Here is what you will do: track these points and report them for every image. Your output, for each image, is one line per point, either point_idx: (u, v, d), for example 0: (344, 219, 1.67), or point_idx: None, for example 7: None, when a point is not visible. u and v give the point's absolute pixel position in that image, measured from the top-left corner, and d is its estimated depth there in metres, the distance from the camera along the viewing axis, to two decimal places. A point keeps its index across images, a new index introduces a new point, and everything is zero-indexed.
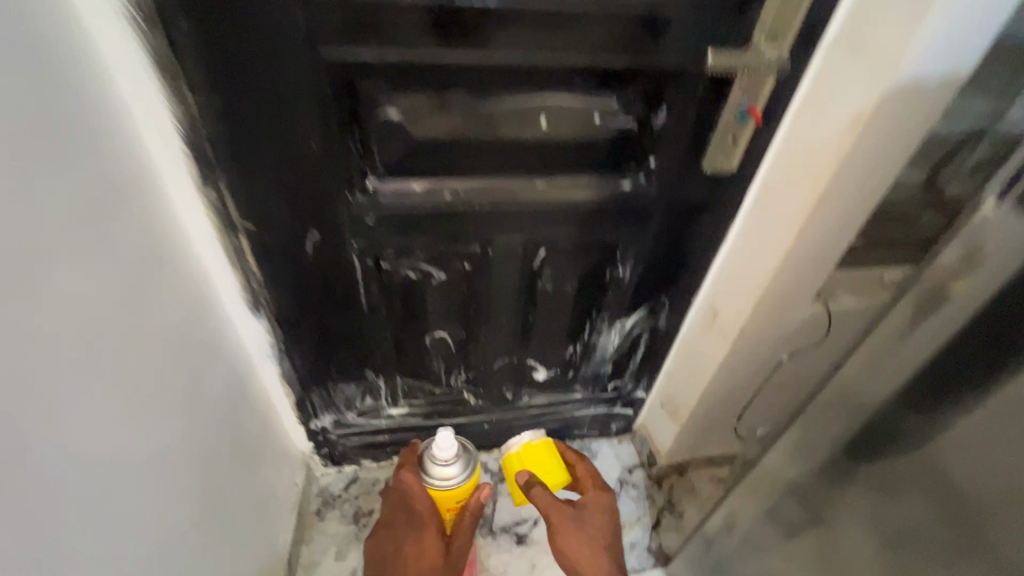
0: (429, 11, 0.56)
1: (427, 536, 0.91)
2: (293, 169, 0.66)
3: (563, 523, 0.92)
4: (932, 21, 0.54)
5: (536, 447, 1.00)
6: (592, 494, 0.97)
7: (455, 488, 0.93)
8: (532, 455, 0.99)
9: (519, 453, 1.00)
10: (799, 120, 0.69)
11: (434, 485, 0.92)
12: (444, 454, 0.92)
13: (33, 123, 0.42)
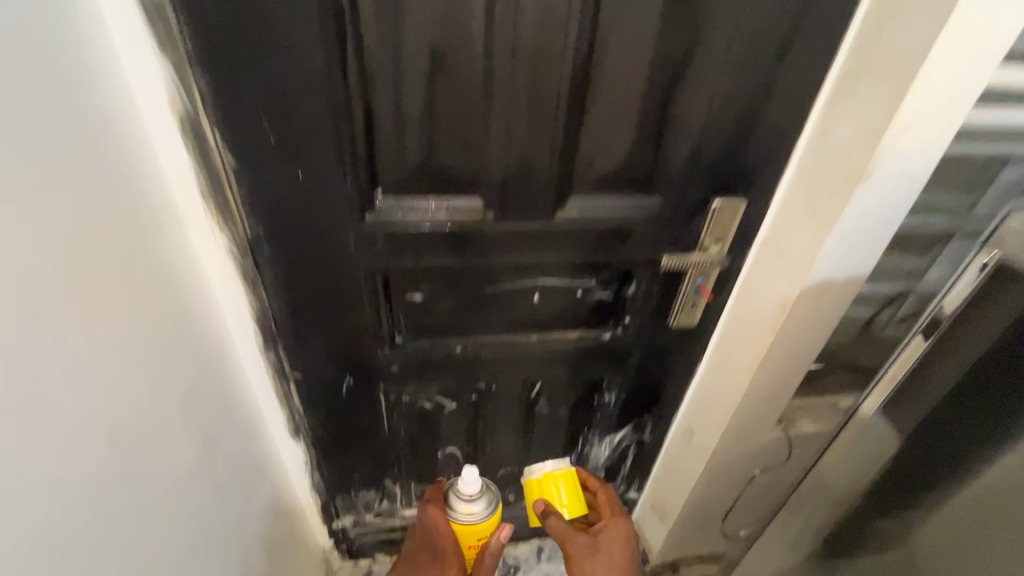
0: (446, 234, 0.74)
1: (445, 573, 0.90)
2: (336, 336, 0.83)
3: (580, 555, 0.91)
4: (827, 250, 0.70)
5: (557, 477, 0.98)
6: (614, 525, 0.96)
7: (477, 524, 0.93)
8: (552, 487, 0.97)
9: (537, 480, 0.98)
10: (743, 292, 0.85)
11: (455, 520, 0.93)
12: (466, 492, 0.93)
13: (178, 351, 0.60)
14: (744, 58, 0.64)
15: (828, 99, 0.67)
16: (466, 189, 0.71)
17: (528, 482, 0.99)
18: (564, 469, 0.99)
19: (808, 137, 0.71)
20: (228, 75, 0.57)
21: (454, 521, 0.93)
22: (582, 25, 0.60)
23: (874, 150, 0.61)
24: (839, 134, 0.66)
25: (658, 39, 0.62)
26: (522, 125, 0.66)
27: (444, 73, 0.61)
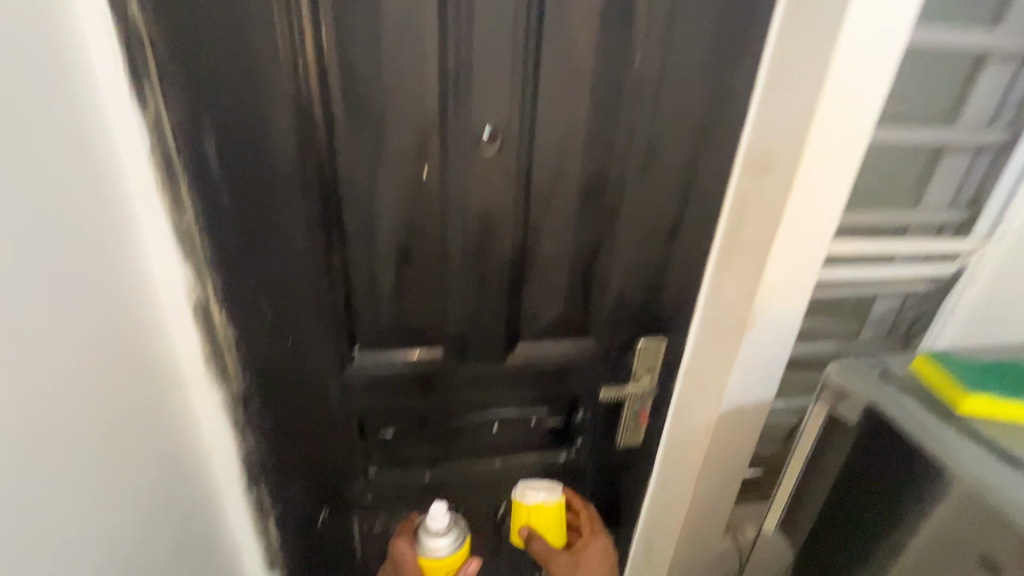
0: (413, 379, 0.86)
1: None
2: (313, 474, 0.91)
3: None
4: (731, 383, 0.84)
5: (544, 509, 0.92)
6: (595, 544, 0.94)
7: (449, 560, 0.88)
8: (538, 516, 0.93)
9: (528, 507, 0.93)
10: (676, 415, 0.98)
11: (424, 556, 0.87)
12: (434, 528, 0.87)
13: (162, 504, 0.69)
14: (646, 237, 0.83)
15: (716, 263, 0.85)
16: (430, 341, 0.85)
17: (517, 509, 0.94)
18: (557, 501, 0.93)
19: (706, 290, 0.88)
20: (234, 271, 0.72)
21: (423, 555, 0.87)
22: (517, 218, 0.78)
23: (751, 306, 0.78)
24: (727, 290, 0.83)
25: (577, 225, 0.80)
26: (473, 292, 0.81)
27: (410, 258, 0.77)
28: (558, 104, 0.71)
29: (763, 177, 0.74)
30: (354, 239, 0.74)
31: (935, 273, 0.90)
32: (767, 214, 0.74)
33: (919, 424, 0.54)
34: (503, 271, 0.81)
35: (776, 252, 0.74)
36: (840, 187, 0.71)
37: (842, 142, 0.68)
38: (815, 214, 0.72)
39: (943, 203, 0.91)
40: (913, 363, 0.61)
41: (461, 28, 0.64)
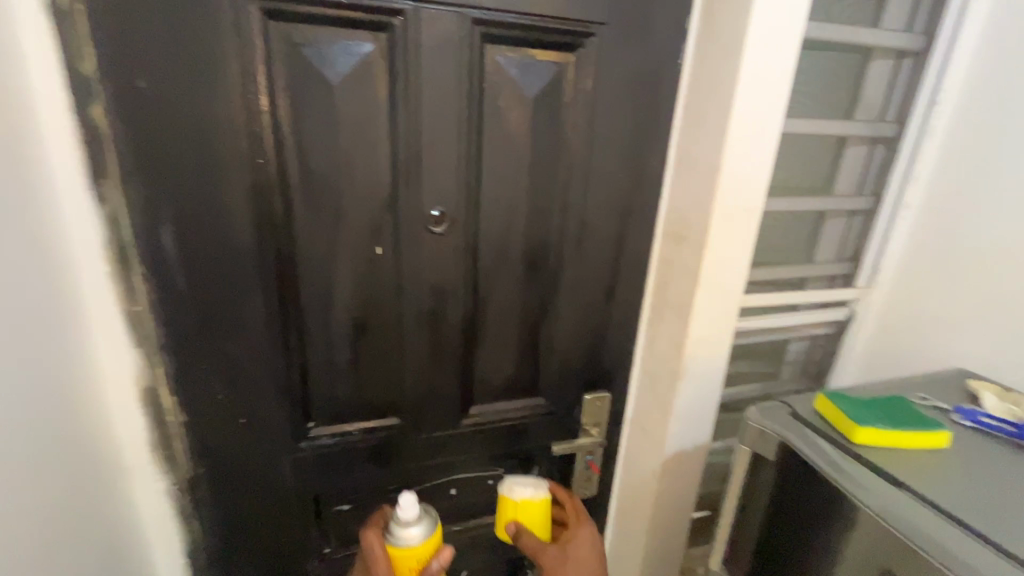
0: (371, 448, 0.87)
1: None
2: (265, 559, 0.87)
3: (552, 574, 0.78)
4: (672, 426, 0.91)
5: (529, 504, 0.84)
6: (586, 532, 0.83)
7: (421, 551, 0.75)
8: (524, 509, 0.84)
9: (514, 503, 0.84)
10: (626, 463, 1.04)
11: (395, 545, 0.75)
12: (408, 516, 0.77)
13: None
14: (585, 299, 0.90)
15: (648, 320, 0.94)
16: (388, 410, 0.87)
17: (500, 506, 0.86)
18: (541, 496, 0.85)
19: (642, 345, 0.97)
20: (186, 352, 0.72)
21: (393, 544, 0.75)
22: (467, 287, 0.83)
23: (682, 358, 0.87)
24: (660, 344, 0.92)
25: (523, 292, 0.87)
26: (428, 359, 0.85)
27: (366, 329, 0.80)
28: (499, 185, 0.80)
29: (680, 245, 0.85)
30: (310, 316, 0.77)
31: (834, 318, 1.05)
32: (687, 275, 0.84)
33: (822, 454, 0.63)
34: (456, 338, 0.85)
35: (699, 309, 0.84)
36: (744, 252, 0.83)
37: (740, 215, 0.80)
38: (727, 274, 0.84)
39: (831, 258, 1.06)
40: (816, 401, 0.70)
41: (409, 124, 0.72)
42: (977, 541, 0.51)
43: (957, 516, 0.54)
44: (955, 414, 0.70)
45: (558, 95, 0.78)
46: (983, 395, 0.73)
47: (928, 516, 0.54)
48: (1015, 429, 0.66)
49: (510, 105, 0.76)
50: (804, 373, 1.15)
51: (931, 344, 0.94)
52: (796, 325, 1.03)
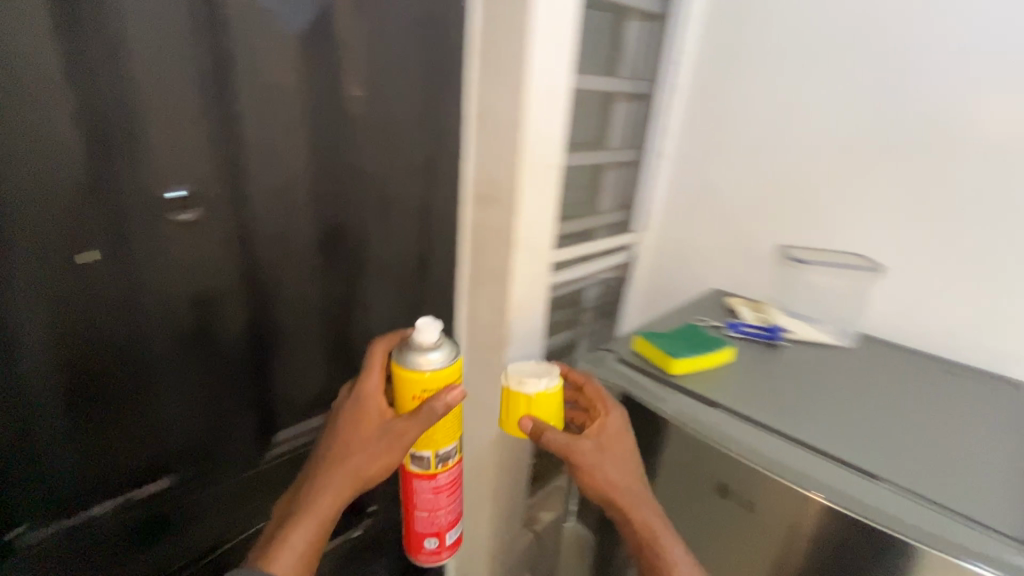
0: (134, 528, 0.63)
1: (371, 452, 0.60)
2: None
3: (586, 471, 0.62)
4: None
5: (543, 396, 0.64)
6: (615, 418, 0.65)
7: (425, 381, 0.60)
8: (538, 400, 0.64)
9: (525, 398, 0.64)
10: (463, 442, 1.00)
11: (402, 368, 0.60)
12: (426, 340, 0.60)
13: None
14: (395, 279, 0.80)
15: (467, 289, 0.89)
16: (163, 468, 0.64)
17: (506, 393, 0.65)
18: (555, 386, 0.65)
19: (463, 317, 0.91)
20: None
21: (399, 369, 0.60)
22: (242, 285, 0.64)
23: (507, 323, 0.84)
24: (482, 313, 0.87)
25: (320, 282, 0.71)
26: (215, 385, 0.65)
27: (89, 372, 0.55)
28: (267, 150, 0.61)
29: (490, 206, 0.81)
30: (12, 362, 0.50)
31: (619, 260, 1.16)
32: (502, 238, 0.81)
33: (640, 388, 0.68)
34: (248, 353, 0.67)
35: (518, 272, 0.82)
36: (553, 208, 0.83)
37: (546, 173, 0.79)
38: (539, 233, 0.83)
39: (613, 207, 1.16)
40: (634, 343, 0.76)
41: (103, 58, 0.49)
42: (768, 433, 0.61)
43: (751, 418, 0.63)
44: (727, 328, 0.85)
45: (330, 29, 0.62)
46: (740, 309, 0.90)
47: (731, 423, 0.62)
48: (767, 332, 0.83)
49: (267, 39, 0.58)
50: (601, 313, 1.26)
51: (694, 272, 1.14)
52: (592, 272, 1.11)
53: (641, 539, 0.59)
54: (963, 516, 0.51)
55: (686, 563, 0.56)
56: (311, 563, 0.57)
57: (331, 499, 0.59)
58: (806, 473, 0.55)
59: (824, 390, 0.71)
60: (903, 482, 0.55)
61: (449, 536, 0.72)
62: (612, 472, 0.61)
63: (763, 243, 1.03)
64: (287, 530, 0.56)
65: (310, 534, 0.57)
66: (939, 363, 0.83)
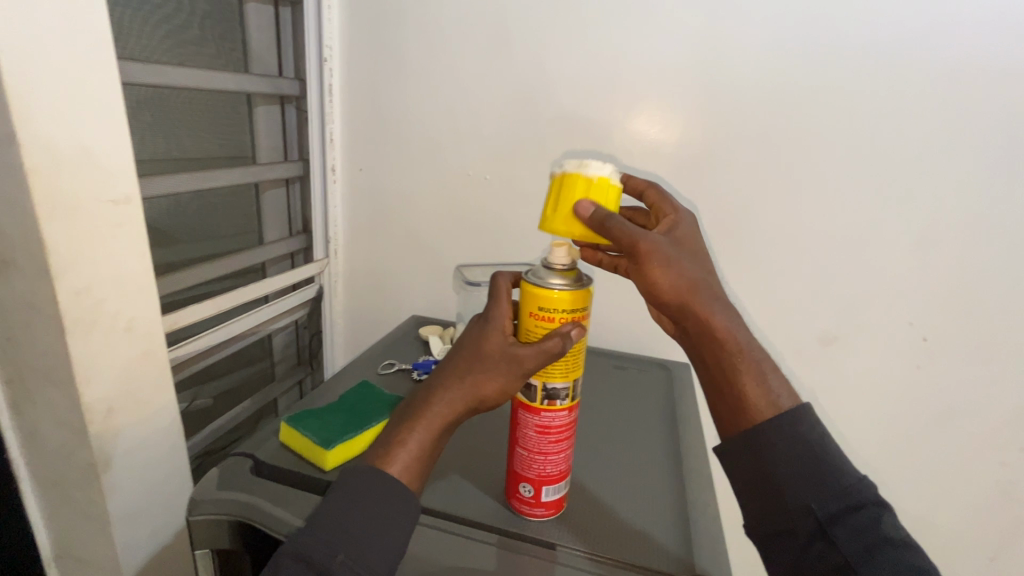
0: None
1: (487, 372, 0.45)
2: None
3: (659, 268, 0.47)
4: (119, 537, 0.59)
5: (611, 187, 0.49)
6: (686, 222, 0.54)
7: (548, 296, 0.45)
8: (598, 191, 0.49)
9: (589, 186, 0.49)
10: None
11: (530, 280, 0.46)
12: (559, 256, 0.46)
13: None
14: None
15: (8, 398, 0.56)
16: None
17: (558, 184, 0.50)
18: (618, 183, 0.50)
19: (17, 443, 0.58)
20: None
21: (524, 284, 0.46)
22: None
23: (89, 443, 0.54)
24: (45, 434, 0.56)
25: None
26: None
27: None
28: None
29: (6, 273, 0.50)
30: None
31: (302, 298, 0.99)
32: (40, 319, 0.51)
33: (278, 498, 0.50)
34: None
35: (82, 367, 0.52)
36: (138, 262, 0.57)
37: (100, 212, 0.52)
38: (111, 301, 0.54)
39: (281, 234, 0.96)
40: (282, 433, 0.57)
41: None
42: (512, 550, 0.47)
43: (489, 526, 0.49)
44: (415, 370, 0.75)
45: None
46: (428, 339, 0.83)
47: (466, 549, 0.47)
48: None
49: None
50: (298, 359, 1.06)
51: (393, 294, 1.05)
52: (263, 320, 0.91)
53: (722, 361, 0.47)
54: (643, 570, 0.45)
55: (781, 392, 0.47)
56: (421, 479, 0.45)
57: (448, 409, 0.46)
58: (484, 538, 0.48)
59: (504, 428, 0.64)
60: (592, 544, 0.47)
61: (549, 493, 0.49)
62: (692, 270, 0.48)
63: (452, 255, 0.99)
64: (395, 433, 0.45)
65: (414, 456, 0.44)
66: (612, 358, 0.85)
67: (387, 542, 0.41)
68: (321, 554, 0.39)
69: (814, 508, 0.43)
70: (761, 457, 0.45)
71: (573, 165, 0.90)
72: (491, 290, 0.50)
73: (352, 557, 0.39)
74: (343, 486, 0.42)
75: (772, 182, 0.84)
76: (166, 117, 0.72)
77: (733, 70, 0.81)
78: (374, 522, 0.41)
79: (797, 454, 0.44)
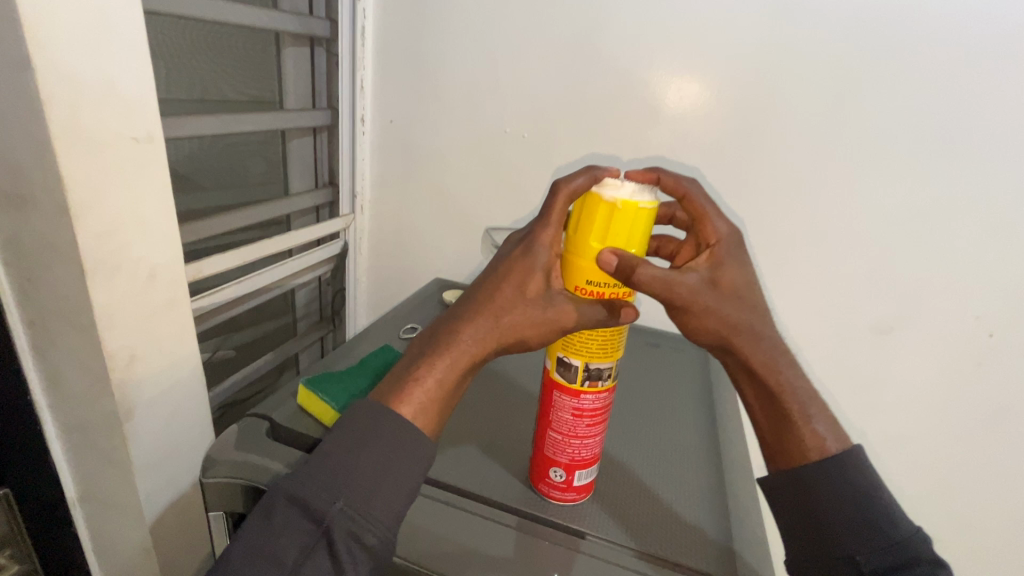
0: None
1: (529, 313, 0.41)
2: None
3: (692, 316, 0.42)
4: (142, 482, 0.59)
5: (635, 213, 0.39)
6: (730, 243, 0.45)
7: (598, 269, 0.40)
8: (622, 221, 0.39)
9: (607, 213, 0.39)
10: (101, 559, 0.65)
11: (573, 253, 0.42)
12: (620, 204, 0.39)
13: None
14: None
15: (29, 339, 0.55)
16: None
17: (579, 208, 0.42)
18: (651, 205, 0.40)
19: (40, 386, 0.57)
20: None
21: (567, 253, 0.42)
22: None
23: (110, 390, 0.53)
24: (67, 378, 0.55)
25: None
26: None
27: None
28: None
29: (25, 211, 0.48)
30: None
31: (326, 254, 0.97)
32: (59, 261, 0.48)
33: (291, 460, 0.48)
34: None
35: (103, 312, 0.51)
36: (160, 207, 0.54)
37: (120, 151, 0.49)
38: (133, 246, 0.52)
39: (307, 186, 0.93)
40: (300, 395, 0.55)
41: None
42: (533, 535, 0.44)
43: (510, 508, 0.47)
44: None
45: None
46: None
47: (486, 530, 0.44)
48: None
49: None
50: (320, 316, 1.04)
51: (419, 256, 1.02)
52: (288, 274, 0.89)
53: (762, 400, 0.43)
54: (682, 567, 0.42)
55: (827, 431, 0.42)
56: (440, 420, 0.41)
57: (475, 345, 0.41)
58: (504, 521, 0.45)
59: (529, 405, 0.61)
60: (623, 534, 0.45)
61: (582, 477, 0.46)
62: (732, 313, 0.42)
63: (482, 219, 0.95)
64: (416, 366, 0.41)
65: (436, 384, 0.40)
66: (644, 335, 0.82)
67: (396, 493, 0.38)
68: (317, 501, 0.36)
69: (859, 559, 0.38)
70: (803, 492, 0.41)
71: (619, 127, 0.84)
72: (542, 213, 0.43)
73: (352, 507, 0.36)
74: (352, 425, 0.39)
75: (838, 156, 0.77)
76: (189, 52, 0.68)
77: (808, 31, 0.73)
78: (383, 474, 0.37)
79: (841, 496, 0.40)
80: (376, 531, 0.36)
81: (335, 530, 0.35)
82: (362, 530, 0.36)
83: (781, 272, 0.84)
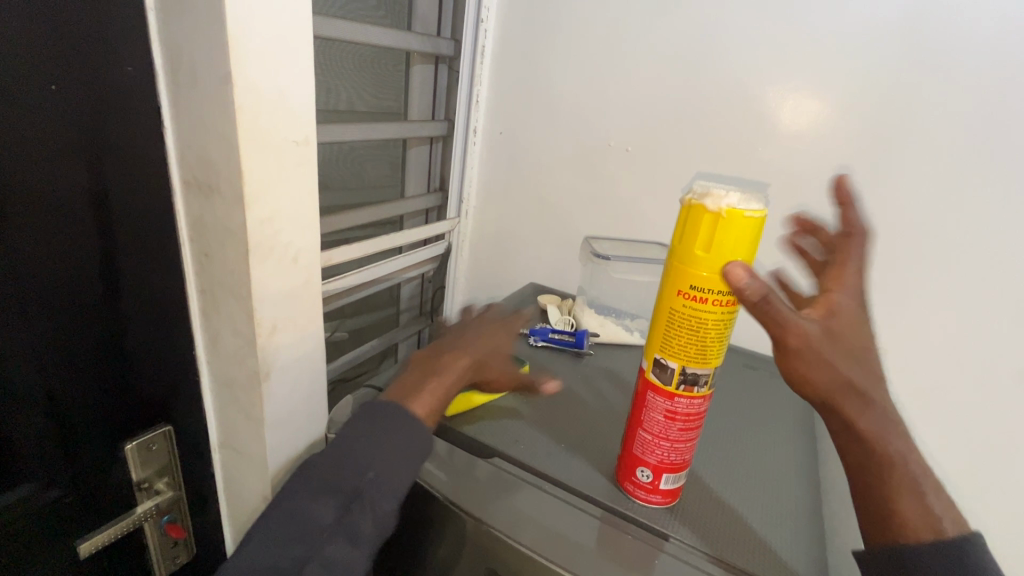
0: None
1: (485, 367, 0.56)
2: None
3: (804, 366, 0.39)
4: (271, 435, 0.68)
5: (742, 221, 0.40)
6: (848, 299, 0.43)
7: (702, 275, 0.41)
8: (729, 229, 0.40)
9: (711, 219, 0.40)
10: (231, 498, 0.76)
11: (675, 258, 0.43)
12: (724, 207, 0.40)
13: None
14: (69, 307, 0.56)
15: (199, 303, 0.66)
16: None
17: (682, 220, 0.43)
18: (757, 215, 0.40)
19: (203, 344, 0.68)
20: None
21: (669, 259, 0.44)
22: None
23: (257, 352, 0.63)
24: (224, 339, 0.65)
25: None
26: None
27: None
28: None
29: (210, 197, 0.58)
30: None
31: (432, 253, 1.05)
32: (231, 240, 0.59)
33: None
34: None
35: (259, 285, 0.60)
36: (307, 201, 0.63)
37: (284, 151, 0.58)
38: (285, 233, 0.61)
39: (421, 190, 1.02)
40: None
41: None
42: (615, 527, 0.46)
43: (595, 499, 0.49)
44: (532, 336, 0.76)
45: None
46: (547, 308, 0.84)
47: (570, 515, 0.47)
48: (574, 339, 0.75)
49: None
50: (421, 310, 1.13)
51: (514, 261, 1.07)
52: (399, 269, 0.98)
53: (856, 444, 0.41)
54: None
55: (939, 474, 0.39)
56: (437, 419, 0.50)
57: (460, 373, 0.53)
58: (587, 509, 0.48)
59: (614, 411, 0.62)
60: (706, 544, 0.45)
61: (668, 481, 0.47)
62: (846, 366, 0.40)
63: (579, 228, 0.98)
64: (426, 373, 0.52)
65: (436, 391, 0.51)
66: (740, 357, 0.79)
67: (403, 470, 0.46)
68: (352, 470, 0.44)
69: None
70: (899, 528, 0.39)
71: (730, 143, 0.83)
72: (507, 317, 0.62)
73: (379, 479, 0.44)
74: (390, 414, 0.47)
75: (980, 180, 0.70)
76: (337, 70, 0.79)
77: (948, 46, 0.68)
78: (397, 452, 0.46)
79: (928, 542, 0.39)
80: (390, 499, 0.45)
81: (363, 495, 0.44)
82: (380, 500, 0.44)
83: (899, 304, 0.78)
